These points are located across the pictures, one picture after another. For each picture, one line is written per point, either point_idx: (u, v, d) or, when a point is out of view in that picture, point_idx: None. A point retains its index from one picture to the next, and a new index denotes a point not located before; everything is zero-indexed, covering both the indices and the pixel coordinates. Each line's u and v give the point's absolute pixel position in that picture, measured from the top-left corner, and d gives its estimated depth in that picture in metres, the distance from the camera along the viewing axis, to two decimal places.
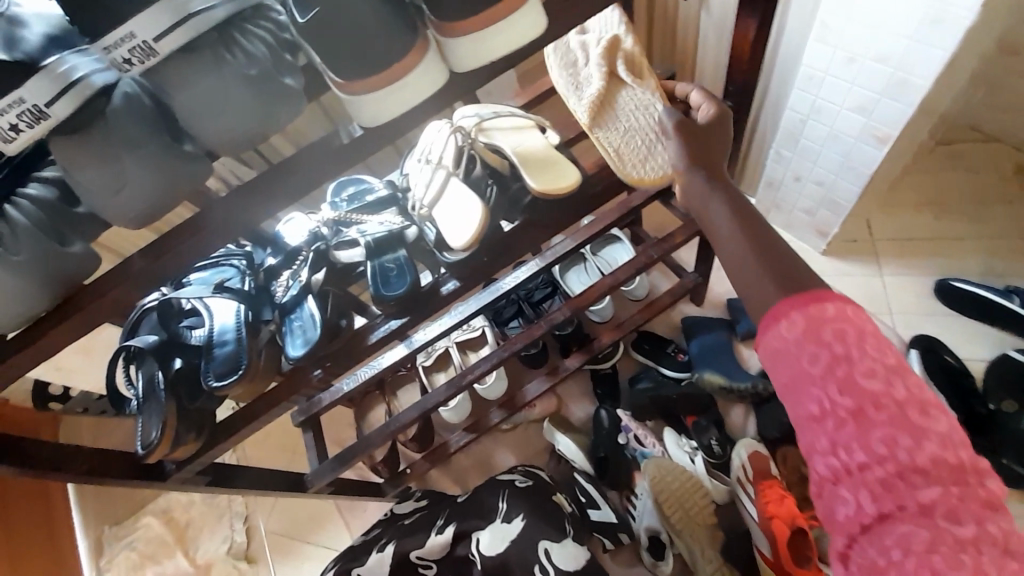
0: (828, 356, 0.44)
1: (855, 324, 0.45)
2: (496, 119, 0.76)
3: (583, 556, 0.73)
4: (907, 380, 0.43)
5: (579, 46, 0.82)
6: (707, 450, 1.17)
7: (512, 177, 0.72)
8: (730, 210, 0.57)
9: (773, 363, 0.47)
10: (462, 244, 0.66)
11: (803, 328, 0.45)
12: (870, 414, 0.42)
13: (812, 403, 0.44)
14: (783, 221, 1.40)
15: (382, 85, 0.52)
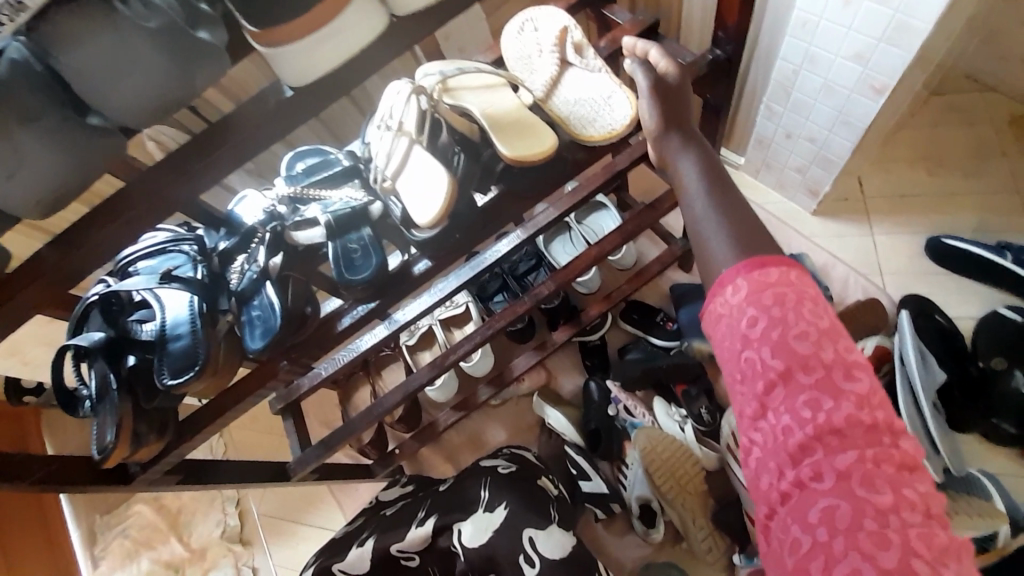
0: (765, 320, 0.44)
1: (795, 289, 0.45)
2: (463, 76, 0.68)
3: (571, 544, 0.71)
4: (836, 344, 0.43)
5: (527, 38, 0.73)
6: (697, 419, 1.17)
7: (482, 143, 0.65)
8: (706, 187, 0.53)
9: (717, 332, 0.48)
10: (429, 220, 0.60)
11: (746, 293, 0.46)
12: (796, 374, 0.43)
13: (745, 365, 0.45)
14: (775, 181, 1.36)
15: (310, 31, 0.46)
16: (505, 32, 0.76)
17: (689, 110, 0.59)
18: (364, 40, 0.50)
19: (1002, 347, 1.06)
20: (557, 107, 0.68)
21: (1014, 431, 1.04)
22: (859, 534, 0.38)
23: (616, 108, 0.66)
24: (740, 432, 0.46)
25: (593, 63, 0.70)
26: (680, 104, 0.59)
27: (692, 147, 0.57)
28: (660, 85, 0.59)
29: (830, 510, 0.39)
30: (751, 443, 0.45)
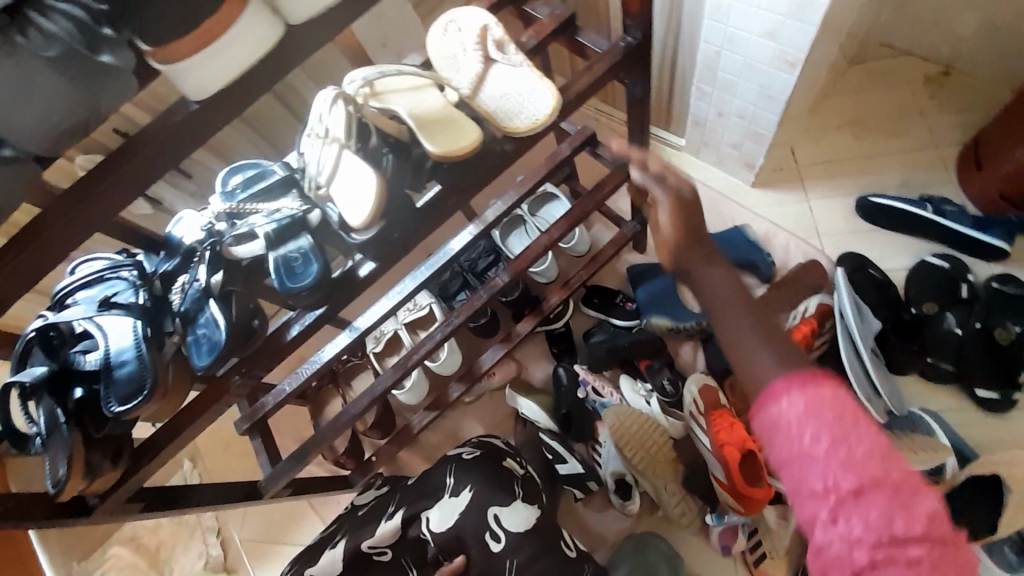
0: (826, 437, 0.50)
1: (850, 409, 0.52)
2: (387, 80, 0.70)
3: (533, 517, 0.74)
4: (896, 464, 0.50)
5: (450, 37, 0.74)
6: (661, 391, 1.22)
7: (412, 142, 0.67)
8: (741, 314, 0.62)
9: (772, 437, 0.54)
10: (362, 221, 0.61)
11: (802, 405, 0.52)
12: (868, 489, 0.49)
13: (815, 483, 0.50)
14: (714, 158, 1.43)
15: (205, 45, 0.49)
16: (429, 33, 0.76)
17: (704, 241, 0.68)
18: (259, 50, 0.53)
19: (934, 294, 1.16)
20: (484, 102, 0.70)
21: (950, 368, 1.11)
22: None
23: (539, 97, 0.67)
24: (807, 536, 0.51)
25: (514, 58, 0.71)
26: (699, 240, 0.67)
27: (710, 268, 0.65)
28: (675, 212, 0.69)
29: None
30: (820, 543, 0.50)
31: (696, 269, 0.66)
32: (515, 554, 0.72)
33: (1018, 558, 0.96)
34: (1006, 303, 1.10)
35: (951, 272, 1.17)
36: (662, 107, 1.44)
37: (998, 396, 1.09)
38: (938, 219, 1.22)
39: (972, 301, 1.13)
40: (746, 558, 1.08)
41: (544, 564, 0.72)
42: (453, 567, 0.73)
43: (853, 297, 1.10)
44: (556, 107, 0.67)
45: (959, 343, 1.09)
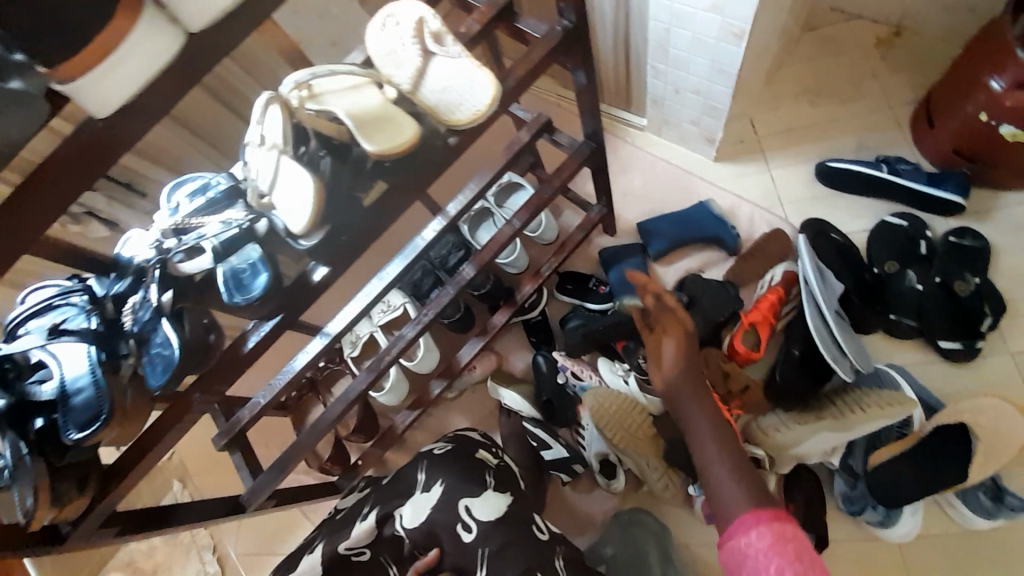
0: (783, 565, 0.65)
1: (802, 545, 0.67)
2: (326, 80, 0.69)
3: (504, 505, 0.76)
4: None
5: (388, 32, 0.72)
6: (638, 370, 1.24)
7: (344, 146, 0.65)
8: (720, 446, 0.80)
9: (743, 566, 0.68)
10: (303, 227, 0.61)
11: (768, 540, 0.68)
12: None
13: None
14: (677, 135, 1.44)
15: (100, 62, 0.48)
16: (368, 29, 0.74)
17: (704, 419, 0.83)
18: (161, 58, 0.52)
19: (893, 253, 1.18)
20: (425, 98, 0.68)
21: (913, 324, 1.13)
22: None
23: (479, 88, 0.67)
24: None
25: (453, 50, 0.69)
26: (686, 388, 0.85)
27: (701, 413, 0.84)
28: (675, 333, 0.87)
29: None
30: None
31: (686, 405, 0.84)
32: (487, 543, 0.73)
33: (993, 503, 1.00)
34: (960, 257, 1.15)
35: (910, 230, 1.20)
36: (621, 88, 1.44)
37: (961, 346, 1.10)
38: (895, 179, 1.23)
39: (930, 258, 1.17)
40: None
41: (517, 551, 0.73)
42: (427, 561, 0.74)
43: (815, 261, 1.12)
44: (496, 97, 0.67)
45: (921, 298, 1.13)
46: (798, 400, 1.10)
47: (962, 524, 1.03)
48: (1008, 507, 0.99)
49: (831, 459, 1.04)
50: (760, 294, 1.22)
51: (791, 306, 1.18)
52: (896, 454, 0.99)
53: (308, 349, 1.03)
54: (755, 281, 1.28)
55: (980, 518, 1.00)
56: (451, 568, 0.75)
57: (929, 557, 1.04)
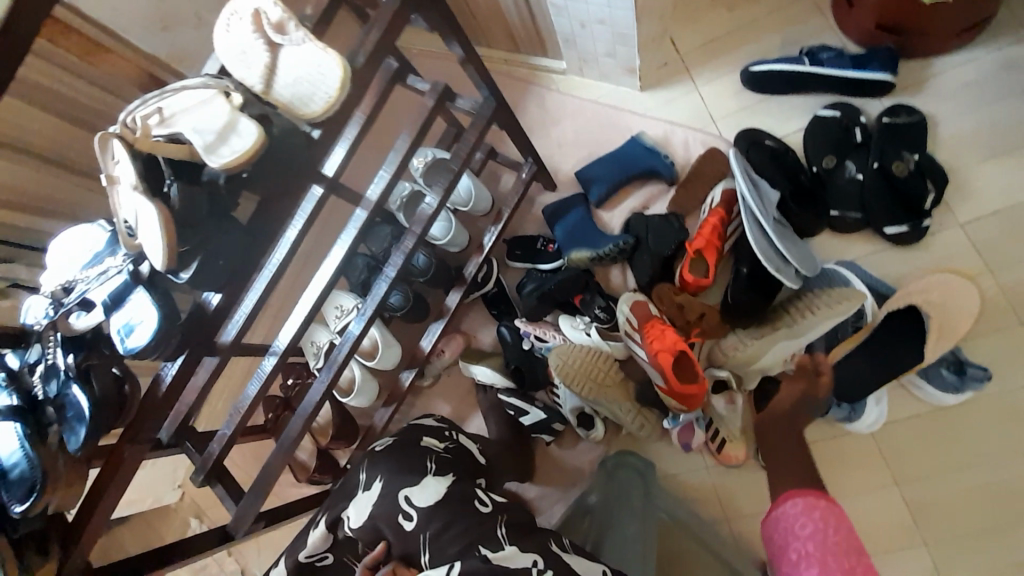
0: (813, 528, 0.66)
1: (839, 518, 0.66)
2: (175, 100, 0.64)
3: (445, 487, 0.62)
4: (860, 557, 0.64)
5: (232, 33, 0.68)
6: (599, 320, 1.23)
7: (193, 165, 0.61)
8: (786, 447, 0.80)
9: (775, 529, 0.69)
10: (163, 262, 0.57)
11: (801, 505, 0.68)
12: (831, 560, 0.63)
13: (794, 555, 0.66)
14: (597, 72, 1.38)
15: None
16: (217, 31, 0.69)
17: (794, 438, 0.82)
18: None
19: (830, 146, 1.14)
20: (280, 96, 0.65)
21: (858, 215, 1.11)
22: None
23: (327, 73, 0.63)
24: None
25: (297, 36, 0.66)
26: (776, 431, 0.82)
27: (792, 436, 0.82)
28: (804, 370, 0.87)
29: None
30: None
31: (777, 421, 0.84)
32: (427, 527, 0.59)
33: (956, 376, 1.02)
34: (898, 136, 1.11)
35: (843, 120, 1.15)
36: (531, 33, 1.37)
37: (907, 228, 1.08)
38: (820, 70, 1.18)
39: (867, 144, 1.14)
40: (711, 450, 1.12)
41: (459, 530, 0.59)
42: (374, 557, 0.60)
43: (748, 173, 1.09)
44: (346, 77, 0.63)
45: (862, 188, 1.11)
46: (751, 315, 1.10)
47: (928, 403, 1.06)
48: (972, 377, 1.02)
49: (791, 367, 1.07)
50: (703, 219, 1.20)
51: (736, 224, 1.17)
52: (854, 346, 1.00)
53: (260, 370, 1.03)
54: (698, 208, 1.26)
55: (947, 393, 1.03)
56: (398, 560, 0.60)
57: (903, 440, 1.07)
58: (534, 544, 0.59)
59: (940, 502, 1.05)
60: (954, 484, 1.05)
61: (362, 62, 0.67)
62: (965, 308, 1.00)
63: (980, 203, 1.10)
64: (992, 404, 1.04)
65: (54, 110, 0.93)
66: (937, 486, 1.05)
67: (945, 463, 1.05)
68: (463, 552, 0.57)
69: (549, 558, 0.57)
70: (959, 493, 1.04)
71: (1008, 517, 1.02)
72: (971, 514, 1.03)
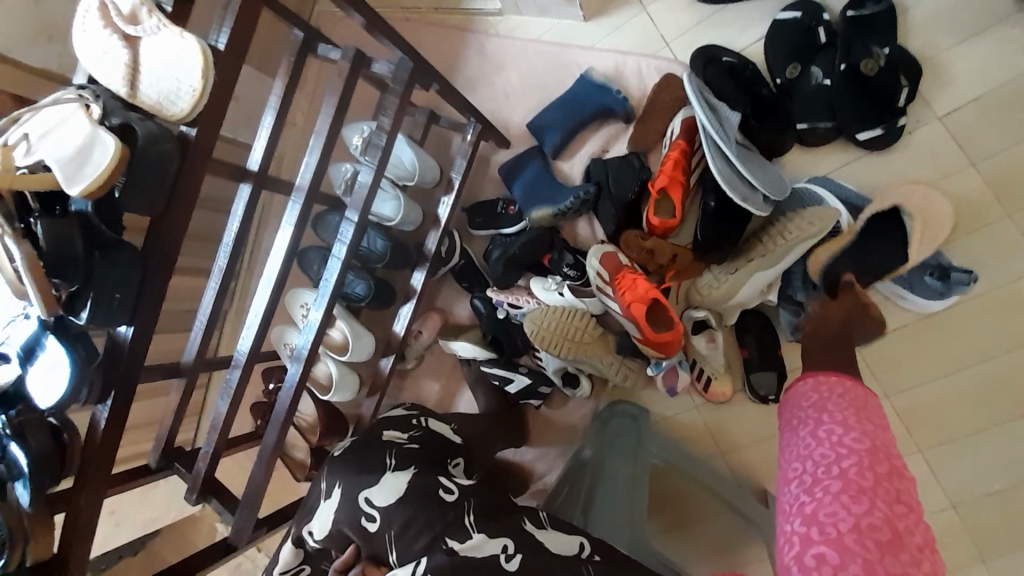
0: (816, 392, 0.65)
1: (852, 387, 0.64)
2: (36, 122, 0.57)
3: (404, 483, 0.60)
4: (865, 418, 0.60)
5: (86, 32, 0.59)
6: (570, 278, 1.18)
7: (57, 197, 0.56)
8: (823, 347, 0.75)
9: (785, 404, 0.68)
10: (44, 310, 0.54)
11: (810, 376, 0.67)
12: (828, 417, 0.61)
13: (795, 420, 0.64)
14: (535, 7, 1.25)
15: None
16: (73, 30, 0.60)
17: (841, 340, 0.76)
18: None
19: (792, 52, 1.04)
20: (146, 99, 0.57)
21: (827, 124, 1.03)
22: (836, 529, 0.53)
23: (188, 63, 0.55)
24: (782, 481, 0.62)
25: (151, 24, 0.57)
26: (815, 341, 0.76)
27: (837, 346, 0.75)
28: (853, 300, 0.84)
29: (822, 555, 0.52)
30: (788, 490, 0.60)
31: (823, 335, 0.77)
32: (391, 526, 0.57)
33: (941, 282, 0.97)
34: (864, 29, 1.00)
35: (805, 20, 1.04)
36: None
37: (880, 131, 1.01)
38: None
39: (831, 44, 1.03)
40: (697, 389, 1.11)
41: (423, 523, 0.57)
42: (344, 560, 0.58)
43: (704, 94, 1.00)
44: (209, 65, 0.56)
45: (828, 93, 1.02)
46: (724, 248, 1.04)
47: (915, 310, 1.02)
48: (957, 281, 0.97)
49: (769, 296, 1.04)
50: (664, 154, 1.12)
51: (700, 154, 1.09)
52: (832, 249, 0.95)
53: (227, 384, 1.00)
54: (659, 142, 1.17)
55: (932, 300, 0.99)
56: (368, 561, 0.58)
57: (888, 352, 1.05)
58: (505, 527, 0.57)
59: (929, 405, 1.04)
60: (944, 386, 1.03)
61: (232, 44, 0.59)
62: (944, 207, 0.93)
63: (957, 91, 1.01)
64: (979, 303, 1.01)
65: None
66: (924, 390, 1.04)
67: (934, 366, 1.04)
68: (430, 546, 0.56)
69: (520, 540, 0.56)
70: (948, 395, 1.03)
71: (1002, 411, 1.01)
72: (961, 413, 1.03)
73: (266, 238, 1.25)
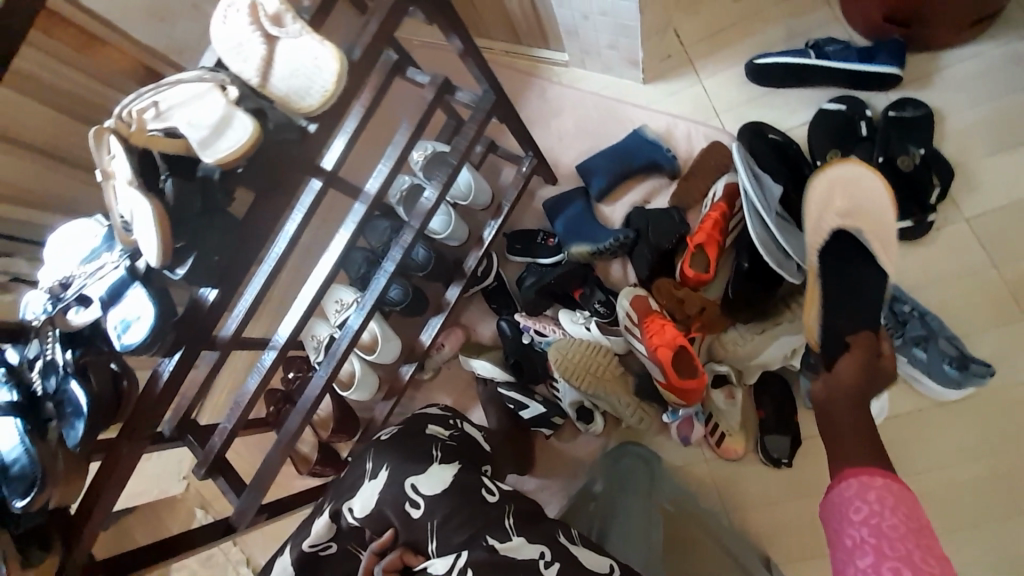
0: (866, 509, 0.59)
1: (900, 498, 0.60)
2: (169, 92, 0.63)
3: (450, 475, 0.63)
4: (924, 543, 0.56)
5: (230, 24, 0.66)
6: (598, 314, 1.23)
7: (182, 161, 0.62)
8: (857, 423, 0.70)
9: (829, 511, 0.63)
10: (158, 256, 0.57)
11: (855, 485, 0.62)
12: (887, 548, 0.56)
13: (848, 541, 0.59)
14: (600, 64, 1.36)
15: None
16: (217, 19, 0.68)
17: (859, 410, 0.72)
18: None
19: (834, 138, 1.13)
20: (276, 90, 0.64)
21: None
22: None
23: (322, 66, 0.63)
24: None
25: (294, 28, 0.65)
26: (840, 409, 0.72)
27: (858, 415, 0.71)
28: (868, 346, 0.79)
29: None
30: None
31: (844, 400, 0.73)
32: (433, 516, 0.60)
33: (959, 371, 1.00)
34: (902, 130, 1.10)
35: (849, 113, 1.13)
36: (533, 23, 1.34)
37: (911, 222, 1.07)
38: (824, 62, 1.15)
39: (871, 137, 1.12)
40: (713, 444, 1.12)
41: (464, 519, 0.60)
42: (381, 543, 0.60)
43: (750, 165, 1.07)
44: (341, 71, 0.63)
45: None
46: (753, 310, 1.09)
47: (929, 396, 1.06)
48: (976, 373, 1.00)
49: (792, 361, 1.08)
50: (705, 213, 1.18)
51: (739, 218, 1.16)
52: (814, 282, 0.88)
53: (260, 364, 1.02)
54: (699, 201, 1.24)
55: (948, 388, 1.02)
56: (405, 547, 0.60)
57: (898, 434, 1.07)
58: (542, 535, 0.59)
59: (937, 493, 1.05)
60: (955, 477, 1.04)
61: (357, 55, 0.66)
62: (876, 204, 0.93)
63: (985, 197, 1.08)
64: (994, 398, 1.04)
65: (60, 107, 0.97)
66: (933, 478, 1.05)
67: (946, 456, 1.05)
68: (469, 541, 0.58)
69: (556, 550, 0.58)
70: (960, 487, 1.04)
71: (1011, 510, 1.02)
72: (969, 506, 1.03)
73: (315, 233, 1.31)
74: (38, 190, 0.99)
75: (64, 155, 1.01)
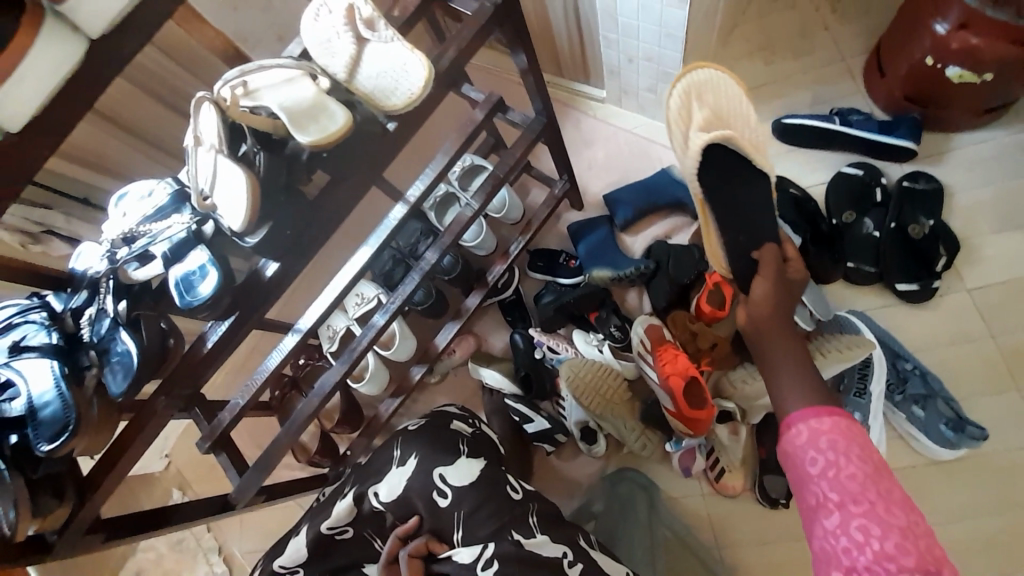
0: (822, 459, 0.70)
1: (849, 437, 0.71)
2: (260, 74, 0.68)
3: (478, 469, 0.66)
4: (877, 483, 0.68)
5: (322, 20, 0.71)
6: (612, 338, 1.26)
7: (269, 139, 0.66)
8: (788, 353, 0.83)
9: (789, 461, 0.75)
10: (243, 221, 0.62)
11: (807, 436, 0.73)
12: (850, 504, 0.67)
13: (814, 495, 0.70)
14: (635, 103, 1.44)
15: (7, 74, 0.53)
16: (307, 13, 0.72)
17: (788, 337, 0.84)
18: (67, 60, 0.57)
19: (850, 201, 1.20)
20: (361, 86, 0.69)
21: (872, 269, 1.16)
22: None
23: (410, 70, 0.67)
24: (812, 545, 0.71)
25: (384, 33, 0.70)
26: (768, 330, 0.85)
27: (782, 334, 0.84)
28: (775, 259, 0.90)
29: None
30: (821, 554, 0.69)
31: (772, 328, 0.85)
32: (461, 505, 0.64)
33: (953, 432, 1.05)
34: (914, 201, 1.17)
35: (865, 179, 1.21)
36: (577, 58, 1.42)
37: (917, 286, 1.14)
38: (847, 130, 1.23)
39: (885, 203, 1.19)
40: (711, 478, 1.15)
41: (488, 513, 0.63)
42: (407, 529, 0.64)
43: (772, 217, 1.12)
44: (428, 77, 0.67)
45: (877, 244, 1.16)
46: None
47: (924, 454, 1.10)
48: (970, 435, 1.05)
49: None
50: None
51: None
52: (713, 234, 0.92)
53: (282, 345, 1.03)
54: None
55: (942, 447, 1.07)
56: (430, 535, 0.65)
57: None
58: (564, 536, 0.63)
59: None
60: (944, 536, 1.07)
61: (439, 64, 0.71)
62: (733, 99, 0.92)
63: (986, 271, 1.15)
64: (984, 462, 1.08)
65: (128, 76, 1.01)
66: None
67: (937, 514, 1.08)
68: (496, 534, 0.62)
69: (578, 551, 0.62)
70: (948, 547, 1.06)
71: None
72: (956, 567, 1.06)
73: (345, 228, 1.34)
74: (90, 149, 1.02)
75: (116, 117, 1.04)
